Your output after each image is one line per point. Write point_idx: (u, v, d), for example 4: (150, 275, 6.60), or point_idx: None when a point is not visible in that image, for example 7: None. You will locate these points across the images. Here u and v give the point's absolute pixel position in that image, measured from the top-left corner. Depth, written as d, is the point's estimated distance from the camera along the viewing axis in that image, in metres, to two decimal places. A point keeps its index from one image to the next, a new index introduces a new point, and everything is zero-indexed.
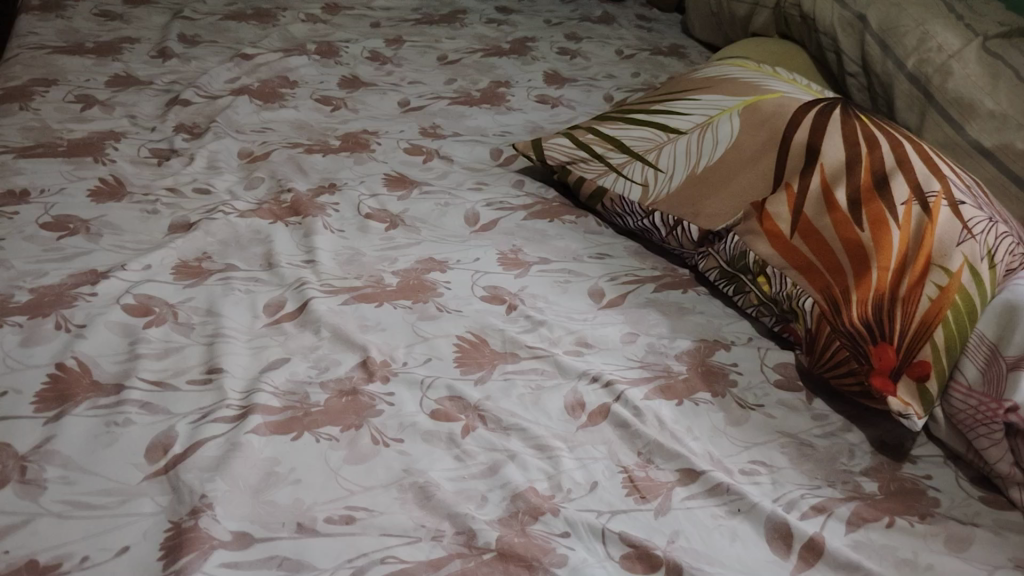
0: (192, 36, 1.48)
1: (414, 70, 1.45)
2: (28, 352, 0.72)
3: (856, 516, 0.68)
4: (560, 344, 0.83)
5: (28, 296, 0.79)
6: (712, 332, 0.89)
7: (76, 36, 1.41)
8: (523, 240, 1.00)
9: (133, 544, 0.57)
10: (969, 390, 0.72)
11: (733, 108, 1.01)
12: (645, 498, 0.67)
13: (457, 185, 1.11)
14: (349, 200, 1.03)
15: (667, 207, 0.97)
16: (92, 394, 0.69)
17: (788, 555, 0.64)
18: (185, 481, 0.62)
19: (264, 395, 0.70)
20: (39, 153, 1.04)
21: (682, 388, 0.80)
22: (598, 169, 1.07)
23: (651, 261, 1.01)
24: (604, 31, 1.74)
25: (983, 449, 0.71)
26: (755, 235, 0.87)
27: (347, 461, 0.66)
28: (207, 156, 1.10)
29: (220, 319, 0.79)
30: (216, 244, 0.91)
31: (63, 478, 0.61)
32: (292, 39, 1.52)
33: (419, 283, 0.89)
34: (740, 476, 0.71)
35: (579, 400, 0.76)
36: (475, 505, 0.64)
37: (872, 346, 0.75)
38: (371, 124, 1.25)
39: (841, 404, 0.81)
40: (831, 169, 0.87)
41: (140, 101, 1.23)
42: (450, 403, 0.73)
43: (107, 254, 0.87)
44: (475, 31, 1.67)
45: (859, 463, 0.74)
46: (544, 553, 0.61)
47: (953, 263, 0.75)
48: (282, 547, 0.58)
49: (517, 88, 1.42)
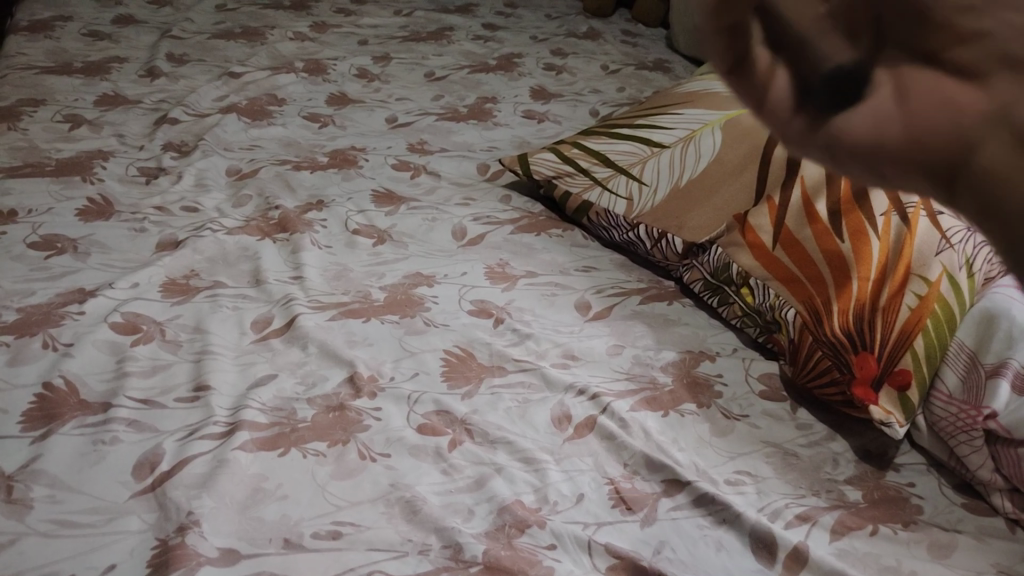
0: (181, 55, 1.49)
1: (402, 87, 1.47)
2: (15, 371, 0.73)
3: (841, 525, 0.69)
4: (547, 356, 0.84)
5: (15, 316, 0.79)
6: (698, 343, 0.90)
7: (65, 56, 1.42)
8: (510, 255, 1.01)
9: (120, 562, 0.57)
10: (949, 398, 0.74)
11: (714, 121, 1.03)
12: (631, 509, 0.68)
13: (445, 200, 1.12)
14: (337, 215, 1.04)
15: (652, 220, 0.99)
16: (80, 412, 0.69)
17: (772, 564, 0.64)
18: (172, 498, 0.62)
19: (251, 412, 0.71)
20: (27, 173, 1.04)
21: (667, 399, 0.80)
22: (584, 182, 1.08)
23: (637, 274, 1.02)
24: (590, 47, 1.76)
25: (964, 456, 0.73)
26: (738, 248, 0.89)
27: (334, 477, 0.66)
28: (196, 174, 1.11)
29: (208, 336, 0.80)
30: (204, 261, 0.92)
31: (50, 497, 0.61)
32: (280, 58, 1.53)
33: (406, 298, 0.90)
34: (725, 487, 0.71)
35: (566, 413, 0.76)
36: (461, 519, 0.65)
37: (854, 355, 0.76)
38: (359, 140, 1.26)
39: (826, 412, 0.82)
40: (811, 181, 0.86)
41: (128, 120, 1.24)
42: (437, 417, 0.74)
43: (96, 273, 0.88)
44: (462, 47, 1.69)
45: (842, 472, 0.75)
46: (531, 566, 0.61)
47: (933, 272, 0.76)
48: (270, 564, 0.59)
49: (505, 104, 1.43)
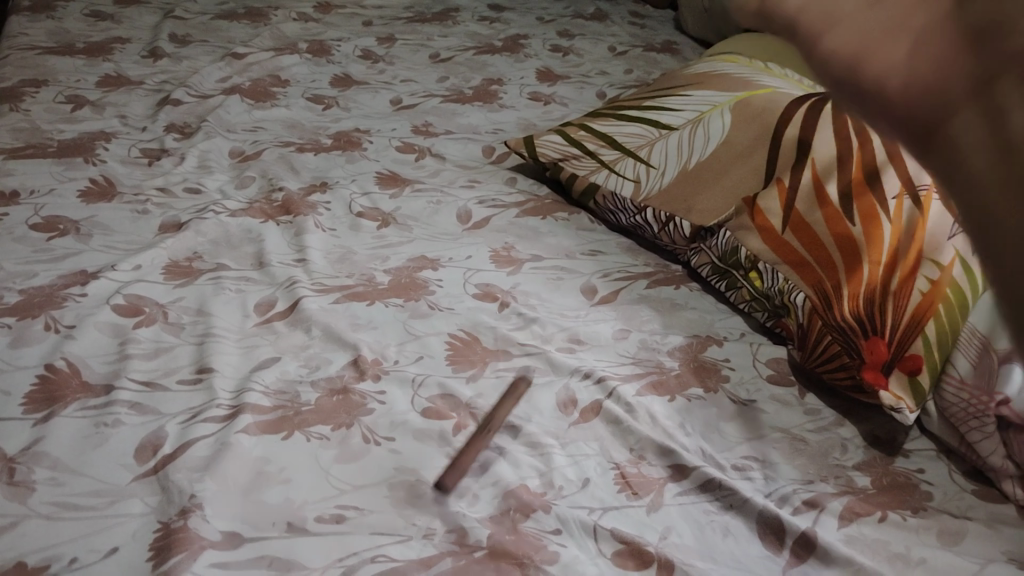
0: (184, 36, 1.48)
1: (407, 69, 1.45)
2: (16, 353, 0.72)
3: (849, 511, 0.68)
4: (552, 341, 0.83)
5: (17, 298, 0.78)
6: (705, 328, 0.89)
7: (67, 37, 1.40)
8: (515, 238, 1.00)
9: (123, 545, 0.57)
10: (962, 383, 0.71)
11: (724, 103, 1.02)
12: (636, 495, 0.67)
13: (450, 182, 1.11)
14: (340, 198, 1.03)
15: (660, 203, 0.97)
16: (82, 395, 0.69)
17: (780, 550, 0.64)
18: (175, 481, 0.62)
19: (254, 395, 0.70)
20: (29, 154, 1.04)
21: (674, 384, 0.80)
22: (591, 165, 1.07)
23: (644, 259, 1.01)
24: (597, 29, 1.74)
25: (975, 443, 0.71)
26: (748, 231, 0.88)
27: (338, 460, 0.66)
28: (199, 156, 1.10)
29: (210, 319, 0.79)
30: (207, 244, 0.91)
31: (52, 480, 0.61)
32: (284, 39, 1.52)
33: (411, 282, 0.89)
34: (732, 473, 0.71)
35: (571, 397, 0.76)
36: (466, 503, 0.64)
37: (865, 341, 0.75)
38: (363, 122, 1.24)
39: (834, 398, 0.81)
40: (822, 163, 0.86)
41: (130, 101, 1.23)
42: (442, 401, 0.73)
43: (98, 255, 0.87)
44: (468, 28, 1.67)
45: (851, 458, 0.74)
46: (536, 551, 0.61)
47: (945, 256, 0.75)
48: (273, 548, 0.58)
49: (510, 86, 1.42)
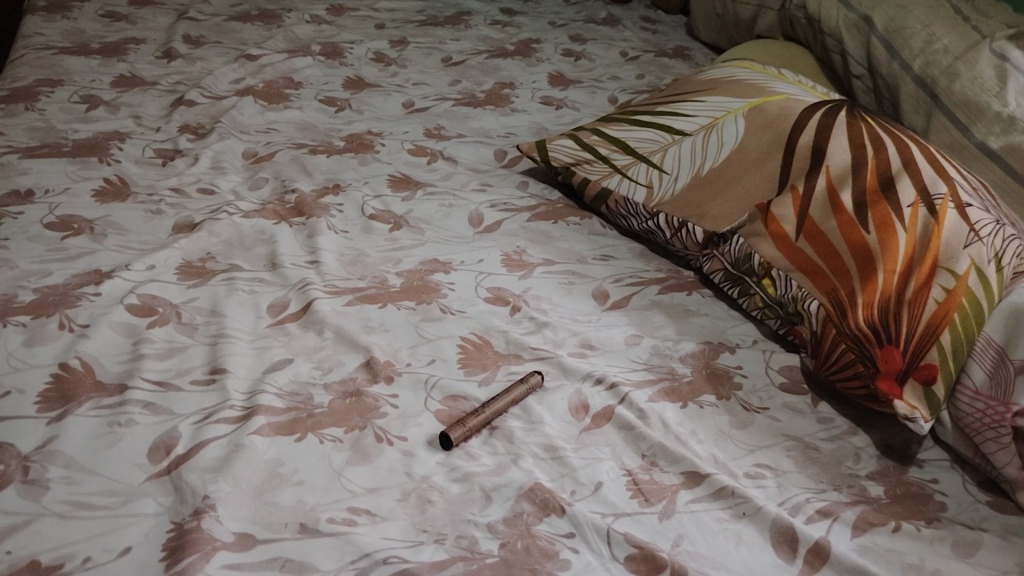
0: (197, 37, 1.49)
1: (419, 71, 1.46)
2: (31, 351, 0.72)
3: (863, 521, 0.67)
4: (564, 346, 0.83)
5: (32, 297, 0.79)
6: (717, 335, 0.89)
7: (82, 37, 1.41)
8: (527, 242, 1.00)
9: (136, 545, 0.57)
10: (976, 393, 0.71)
11: (738, 109, 1.01)
12: (649, 501, 0.67)
13: (462, 185, 1.11)
14: (353, 200, 1.03)
15: (672, 209, 0.97)
16: (95, 394, 0.69)
17: (793, 559, 0.63)
18: (189, 481, 0.62)
19: (267, 397, 0.70)
20: (43, 152, 1.04)
21: (687, 390, 0.79)
22: (603, 170, 1.06)
23: (657, 264, 1.01)
24: (608, 33, 1.74)
25: (990, 453, 0.71)
26: (761, 238, 0.87)
27: (350, 463, 0.66)
28: (212, 156, 1.10)
29: (223, 319, 0.79)
30: (220, 244, 0.91)
31: (66, 478, 0.61)
32: (296, 40, 1.52)
33: (423, 284, 0.89)
34: (745, 480, 0.70)
35: (583, 403, 0.75)
36: (479, 507, 0.64)
37: (878, 349, 0.74)
38: (376, 125, 1.25)
39: (847, 406, 0.81)
40: (837, 171, 0.87)
41: (145, 101, 1.23)
42: (454, 404, 0.74)
43: (111, 254, 0.87)
44: (480, 32, 1.67)
45: (864, 467, 0.74)
46: (548, 557, 0.61)
47: (960, 265, 0.74)
48: (286, 549, 0.58)
49: (522, 89, 1.42)
